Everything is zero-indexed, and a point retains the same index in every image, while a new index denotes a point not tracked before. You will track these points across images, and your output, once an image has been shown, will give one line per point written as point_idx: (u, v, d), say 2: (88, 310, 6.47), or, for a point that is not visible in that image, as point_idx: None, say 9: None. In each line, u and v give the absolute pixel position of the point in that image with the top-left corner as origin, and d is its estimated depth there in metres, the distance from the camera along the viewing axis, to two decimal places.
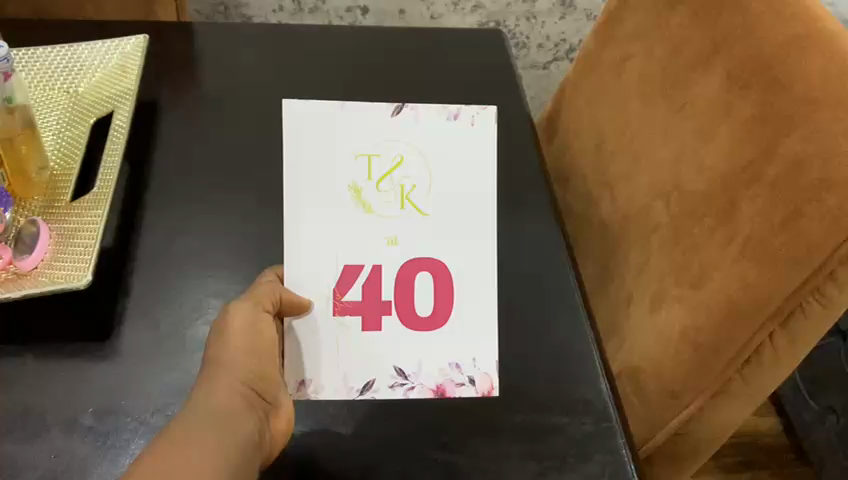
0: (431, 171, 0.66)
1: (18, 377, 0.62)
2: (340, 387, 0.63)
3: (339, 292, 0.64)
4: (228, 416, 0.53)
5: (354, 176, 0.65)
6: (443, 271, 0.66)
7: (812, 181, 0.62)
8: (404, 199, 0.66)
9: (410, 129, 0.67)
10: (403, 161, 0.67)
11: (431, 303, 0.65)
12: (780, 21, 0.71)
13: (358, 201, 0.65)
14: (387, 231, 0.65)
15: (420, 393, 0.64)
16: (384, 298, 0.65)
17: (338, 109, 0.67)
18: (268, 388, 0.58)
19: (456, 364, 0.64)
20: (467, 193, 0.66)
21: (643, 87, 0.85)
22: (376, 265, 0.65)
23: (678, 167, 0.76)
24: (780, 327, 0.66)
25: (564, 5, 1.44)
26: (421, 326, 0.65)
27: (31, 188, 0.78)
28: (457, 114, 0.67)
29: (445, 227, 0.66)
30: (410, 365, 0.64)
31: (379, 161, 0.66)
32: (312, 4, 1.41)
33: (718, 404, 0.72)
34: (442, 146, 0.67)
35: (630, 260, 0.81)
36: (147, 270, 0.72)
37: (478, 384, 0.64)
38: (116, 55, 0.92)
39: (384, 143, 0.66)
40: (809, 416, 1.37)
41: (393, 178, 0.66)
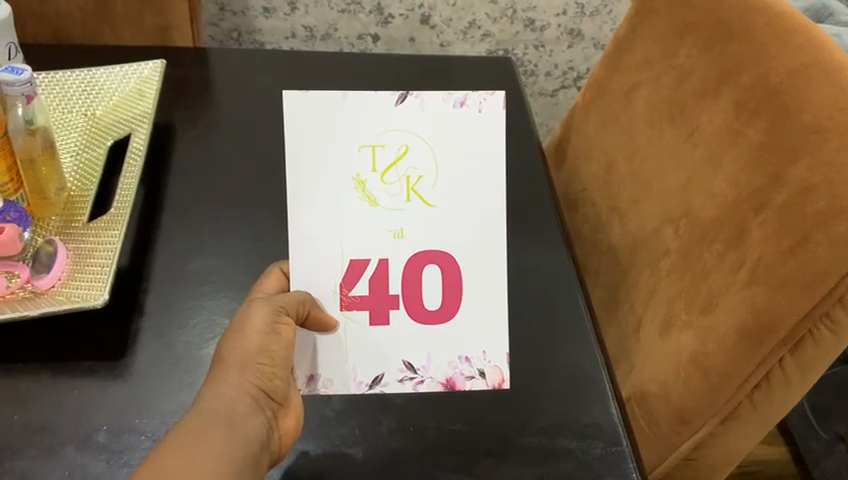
0: (439, 159, 0.60)
1: (32, 394, 0.63)
2: (348, 380, 0.61)
3: (345, 288, 0.61)
4: (236, 417, 0.53)
5: (357, 167, 0.60)
6: (452, 265, 0.62)
7: (821, 206, 0.62)
8: (411, 190, 0.60)
9: (417, 117, 0.60)
10: (410, 150, 0.60)
11: (441, 295, 0.62)
12: (788, 51, 0.72)
13: (361, 194, 0.60)
14: (391, 224, 0.61)
15: (430, 387, 0.62)
16: (392, 292, 0.61)
17: (339, 96, 0.59)
18: (278, 388, 0.58)
19: (466, 356, 0.62)
20: (478, 185, 0.61)
21: (652, 115, 0.86)
22: (381, 259, 0.61)
23: (687, 194, 0.77)
24: (789, 353, 0.66)
25: (572, 34, 1.46)
26: (430, 318, 0.62)
27: (49, 208, 0.79)
28: (466, 101, 0.60)
29: (457, 225, 0.61)
30: (418, 359, 0.62)
31: (383, 152, 0.60)
32: (324, 31, 1.43)
33: (729, 428, 0.71)
34: (453, 134, 0.60)
35: (640, 285, 0.82)
36: (158, 291, 0.72)
37: (488, 377, 0.63)
38: (134, 80, 0.94)
39: (389, 130, 0.60)
40: (818, 445, 1.35)
41: (399, 169, 0.60)
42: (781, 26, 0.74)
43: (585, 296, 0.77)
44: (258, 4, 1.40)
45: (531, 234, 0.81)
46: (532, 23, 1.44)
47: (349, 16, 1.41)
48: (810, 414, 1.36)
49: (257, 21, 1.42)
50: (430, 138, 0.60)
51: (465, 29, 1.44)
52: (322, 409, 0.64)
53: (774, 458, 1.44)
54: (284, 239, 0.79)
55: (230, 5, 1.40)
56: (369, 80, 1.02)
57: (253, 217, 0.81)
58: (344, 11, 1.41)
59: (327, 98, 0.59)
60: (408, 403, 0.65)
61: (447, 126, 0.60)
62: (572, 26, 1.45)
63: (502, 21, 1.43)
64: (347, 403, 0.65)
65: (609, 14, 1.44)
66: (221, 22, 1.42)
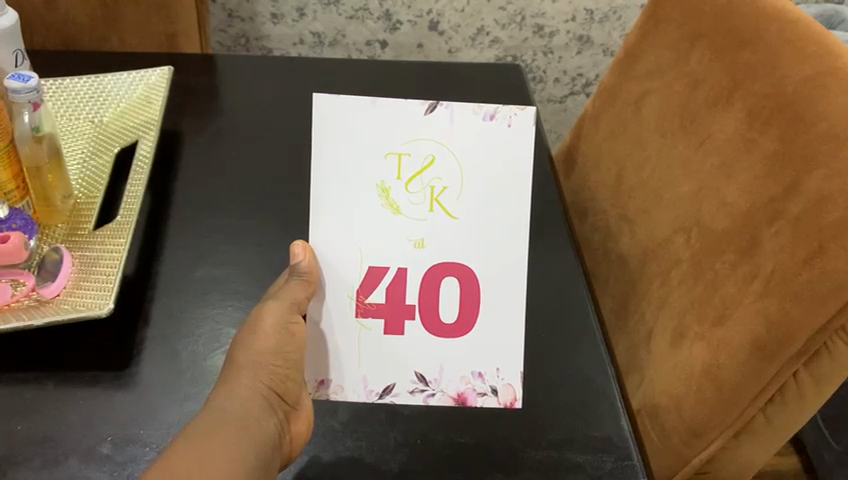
0: (465, 170, 0.59)
1: (37, 404, 0.62)
2: (359, 388, 0.60)
3: (361, 294, 0.60)
4: (248, 419, 0.53)
5: (381, 174, 0.59)
6: (472, 278, 0.61)
7: (837, 217, 0.61)
8: (434, 200, 0.59)
9: (445, 127, 0.59)
10: (436, 161, 0.59)
11: (457, 309, 0.61)
12: (802, 59, 0.71)
13: (383, 201, 0.59)
14: (413, 233, 0.60)
15: (439, 400, 0.61)
16: (408, 302, 0.61)
17: (367, 101, 0.58)
18: (290, 389, 0.57)
19: (479, 372, 0.61)
20: (501, 200, 0.60)
21: (663, 123, 0.85)
22: (401, 268, 0.60)
23: (699, 203, 0.76)
24: (803, 365, 0.65)
25: (582, 40, 1.46)
26: (445, 332, 0.61)
27: (55, 216, 0.78)
28: (496, 114, 0.59)
29: (477, 237, 0.60)
30: (431, 372, 0.61)
31: (409, 160, 0.59)
32: (332, 37, 1.43)
33: (741, 443, 0.72)
34: (480, 146, 0.59)
35: (651, 294, 0.81)
36: (166, 300, 0.72)
37: (501, 395, 0.61)
38: (140, 86, 0.94)
39: (416, 139, 0.59)
40: (831, 457, 1.33)
41: (423, 179, 0.59)
42: (794, 33, 0.74)
43: (595, 306, 0.76)
44: (266, 10, 1.40)
45: (540, 243, 0.80)
46: (541, 29, 1.43)
47: (357, 22, 1.41)
48: (822, 425, 1.35)
49: (265, 27, 1.42)
50: (457, 149, 0.59)
51: (474, 35, 1.43)
52: (328, 421, 0.63)
53: (785, 470, 1.42)
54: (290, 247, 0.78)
55: (237, 11, 1.40)
56: (377, 86, 1.01)
57: (260, 225, 0.80)
58: (352, 17, 1.40)
59: (357, 103, 0.58)
60: (415, 414, 0.64)
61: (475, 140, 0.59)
62: (581, 33, 1.44)
63: (511, 27, 1.42)
64: (353, 416, 0.64)
65: (618, 21, 1.43)
66: (229, 28, 1.42)
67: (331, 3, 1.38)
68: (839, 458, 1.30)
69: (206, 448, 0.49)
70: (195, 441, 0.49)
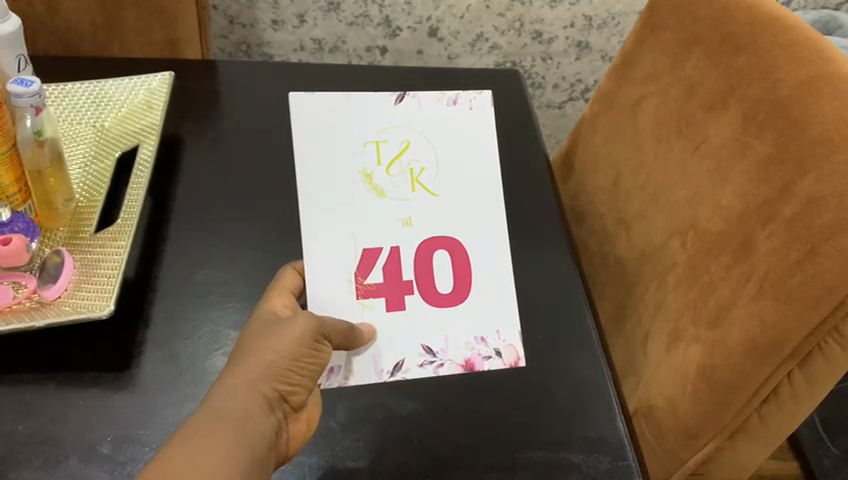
0: (438, 152, 0.66)
1: (38, 404, 0.63)
2: (370, 370, 0.63)
3: (360, 277, 0.63)
4: (245, 419, 0.51)
5: (364, 162, 0.64)
6: (459, 249, 0.66)
7: (829, 219, 0.62)
8: (415, 181, 0.65)
9: (415, 114, 0.66)
10: (411, 145, 0.66)
11: (452, 279, 0.65)
12: (796, 63, 0.71)
13: (369, 186, 0.64)
14: (400, 213, 0.64)
15: (450, 370, 0.63)
16: (405, 278, 0.64)
17: (342, 97, 0.65)
18: (297, 392, 0.56)
19: (480, 336, 0.64)
20: (472, 175, 0.66)
21: (659, 127, 0.86)
22: (392, 247, 0.64)
23: (695, 206, 0.77)
24: (797, 366, 0.66)
25: (580, 46, 1.47)
26: (445, 302, 0.64)
27: (57, 219, 0.79)
28: (457, 99, 0.67)
29: (456, 211, 0.66)
30: (437, 342, 0.64)
31: (386, 146, 0.65)
32: (332, 44, 1.44)
33: (736, 443, 0.73)
34: (448, 128, 0.66)
35: (647, 297, 0.81)
36: (166, 302, 0.72)
37: (504, 356, 0.64)
38: (142, 91, 0.95)
39: (389, 127, 0.65)
40: (829, 462, 1.33)
41: (402, 162, 0.65)
42: (789, 37, 0.74)
43: (592, 309, 0.77)
44: (267, 17, 1.41)
45: (538, 246, 0.81)
46: (540, 35, 1.44)
47: (357, 28, 1.42)
48: (821, 430, 1.34)
49: (266, 33, 1.43)
50: (427, 134, 0.66)
51: (473, 41, 1.44)
52: (327, 421, 0.63)
53: (786, 474, 1.41)
54: (290, 250, 0.79)
55: (239, 18, 1.41)
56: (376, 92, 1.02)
57: (260, 228, 0.81)
58: (352, 24, 1.41)
59: (332, 99, 0.65)
60: (413, 415, 0.65)
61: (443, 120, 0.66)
62: (580, 38, 1.45)
63: (510, 33, 1.43)
64: (351, 416, 0.64)
65: (617, 26, 1.44)
66: (231, 34, 1.43)
67: (332, 9, 1.39)
68: (837, 461, 1.32)
69: (205, 449, 0.48)
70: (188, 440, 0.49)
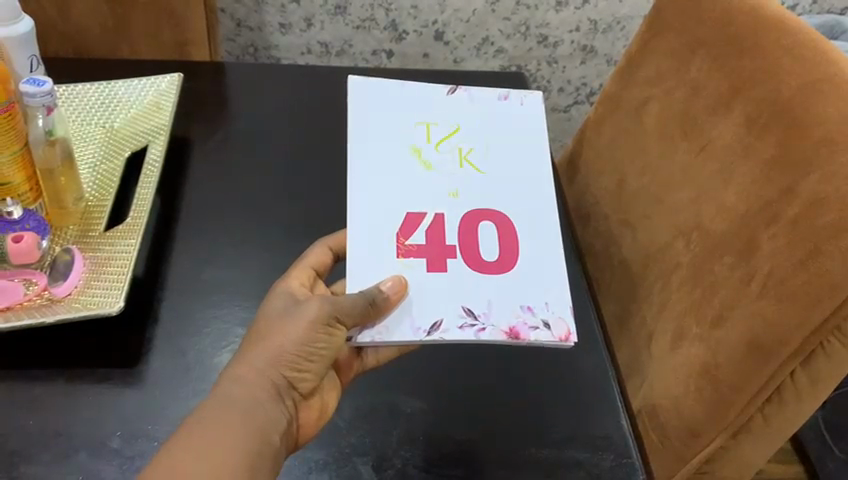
0: (487, 138, 0.72)
1: (48, 400, 0.63)
2: (406, 327, 0.59)
3: (402, 237, 0.63)
4: (253, 408, 0.53)
5: (415, 139, 0.70)
6: (507, 225, 0.66)
7: (832, 219, 0.62)
8: (463, 159, 0.70)
9: (466, 104, 0.75)
10: (461, 130, 0.72)
11: (498, 250, 0.64)
12: (799, 66, 0.72)
13: (418, 158, 0.69)
14: (449, 184, 0.67)
15: (492, 335, 0.59)
16: (448, 243, 0.64)
17: (398, 84, 0.75)
18: (307, 379, 0.57)
19: (527, 307, 0.61)
20: (519, 161, 0.71)
21: (663, 129, 0.87)
22: (438, 214, 0.65)
23: (699, 208, 0.77)
24: (801, 365, 0.67)
25: (585, 50, 1.47)
26: (489, 269, 0.63)
27: (67, 218, 0.80)
28: (509, 97, 0.76)
29: (504, 188, 0.68)
30: (478, 307, 0.60)
31: (437, 129, 0.71)
32: (339, 47, 1.45)
33: (739, 442, 0.73)
34: (497, 118, 0.73)
35: (651, 297, 0.82)
36: (176, 299, 0.73)
37: (554, 330, 0.60)
38: (151, 92, 0.96)
39: (444, 114, 0.73)
40: (835, 466, 1.32)
41: (451, 142, 0.70)
42: (792, 40, 0.75)
43: (596, 308, 0.78)
44: (275, 20, 1.42)
45: None
46: (546, 39, 1.45)
47: (364, 32, 1.43)
48: (825, 432, 1.34)
49: (273, 37, 1.44)
50: (476, 122, 0.73)
51: (479, 45, 1.45)
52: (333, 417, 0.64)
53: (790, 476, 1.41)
54: (297, 250, 0.80)
55: (246, 21, 1.42)
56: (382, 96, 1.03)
57: (268, 228, 0.82)
58: (359, 27, 1.42)
59: (389, 86, 0.74)
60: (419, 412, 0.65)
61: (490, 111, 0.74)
62: (585, 43, 1.46)
63: (516, 37, 1.44)
64: (356, 413, 0.65)
65: (622, 31, 1.45)
66: (238, 37, 1.45)
67: (339, 13, 1.40)
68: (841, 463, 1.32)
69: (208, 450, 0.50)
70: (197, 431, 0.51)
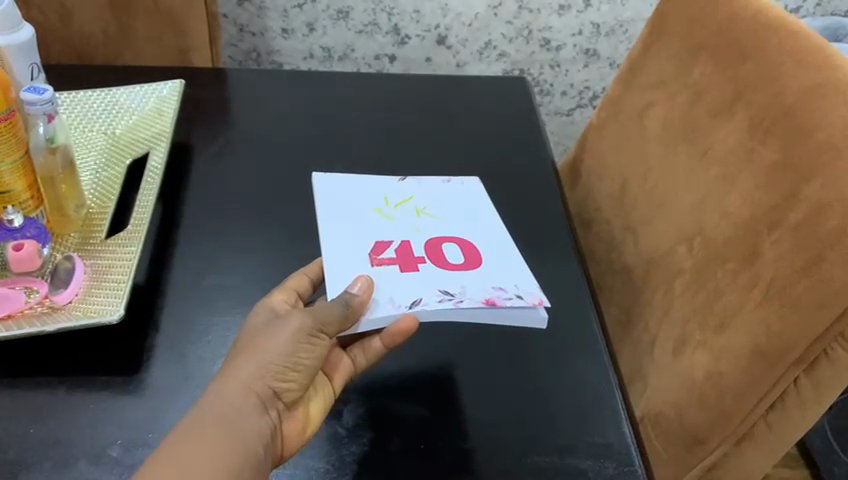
0: (440, 199, 0.78)
1: (49, 409, 0.63)
2: (388, 306, 0.62)
3: (374, 255, 0.67)
4: (237, 417, 0.52)
5: (375, 203, 0.76)
6: (468, 245, 0.71)
7: (836, 225, 0.62)
8: (420, 212, 0.75)
9: (417, 183, 0.80)
10: (415, 196, 0.78)
11: (463, 256, 0.68)
12: (801, 70, 0.72)
13: (380, 213, 0.74)
14: (411, 225, 0.72)
15: (471, 303, 0.62)
16: (417, 255, 0.68)
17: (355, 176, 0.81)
18: (290, 390, 0.56)
19: (498, 287, 0.64)
20: (472, 214, 0.76)
21: (665, 133, 0.86)
22: (403, 241, 0.70)
23: (702, 213, 0.77)
24: (804, 372, 0.66)
25: (588, 53, 1.47)
26: (458, 266, 0.67)
27: (69, 225, 0.80)
28: (451, 178, 0.82)
29: (461, 228, 0.73)
30: (453, 288, 0.63)
31: (393, 197, 0.77)
32: (341, 52, 1.45)
33: (743, 450, 0.72)
34: (446, 190, 0.80)
35: (654, 303, 0.81)
36: (175, 307, 0.73)
37: (527, 298, 0.63)
38: (153, 99, 0.97)
39: (399, 187, 0.79)
40: (840, 471, 1.31)
41: (406, 204, 0.76)
42: (794, 44, 0.74)
43: (599, 314, 0.77)
44: (277, 25, 1.42)
45: (540, 253, 0.82)
46: (548, 43, 1.45)
47: (366, 37, 1.43)
48: (830, 435, 1.33)
49: (276, 42, 1.44)
50: (429, 190, 0.79)
51: (481, 49, 1.45)
52: (335, 426, 0.64)
53: None
54: (298, 256, 0.79)
55: (249, 26, 1.42)
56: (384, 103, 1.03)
57: (268, 234, 0.82)
58: (361, 32, 1.43)
59: (348, 177, 0.81)
60: (420, 420, 0.65)
61: (437, 186, 0.80)
62: (588, 46, 1.46)
63: (518, 41, 1.44)
64: (359, 420, 0.65)
65: (625, 34, 1.44)
66: (241, 42, 1.45)
67: (341, 18, 1.41)
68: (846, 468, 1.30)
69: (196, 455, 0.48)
70: (180, 443, 0.49)
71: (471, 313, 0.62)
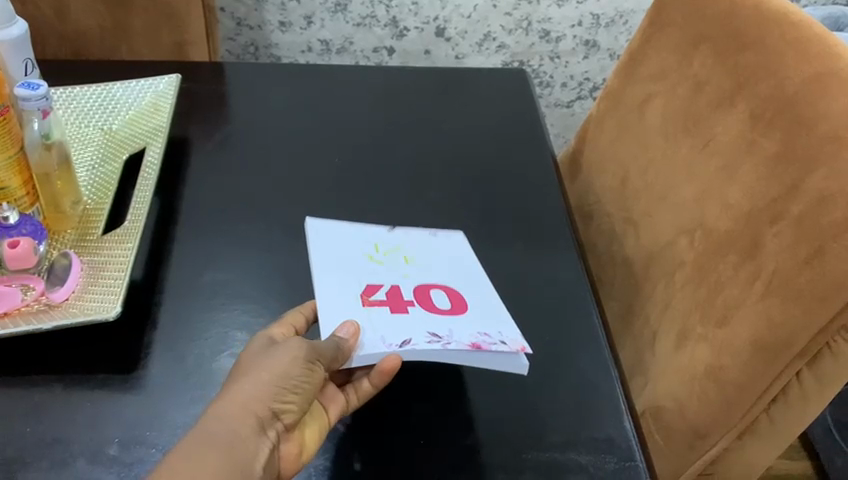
0: (427, 248, 0.74)
1: (47, 407, 0.63)
2: (378, 343, 0.60)
3: (365, 296, 0.65)
4: (234, 439, 0.50)
5: (366, 246, 0.73)
6: (455, 292, 0.68)
7: (838, 217, 0.61)
8: (409, 260, 0.72)
9: (402, 237, 0.75)
10: (403, 245, 0.74)
11: (450, 303, 0.66)
12: (803, 60, 0.71)
13: (369, 257, 0.71)
14: (399, 271, 0.70)
15: (458, 346, 0.59)
16: (406, 299, 0.65)
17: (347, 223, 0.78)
18: (289, 411, 0.55)
19: (485, 331, 0.62)
20: (456, 263, 0.73)
21: (665, 125, 0.86)
22: (393, 285, 0.67)
23: (703, 206, 0.76)
24: (807, 366, 0.65)
25: (588, 45, 1.46)
26: (447, 311, 0.64)
27: (65, 222, 0.79)
28: (436, 232, 0.77)
29: (448, 276, 0.70)
30: (441, 330, 0.61)
31: (382, 245, 0.73)
32: (339, 45, 1.44)
33: (745, 444, 0.72)
34: (427, 245, 0.75)
35: (655, 297, 0.81)
36: (173, 302, 0.73)
37: (510, 344, 0.60)
38: (149, 94, 0.96)
39: (390, 236, 0.75)
40: (842, 462, 1.31)
41: (396, 250, 0.73)
42: (795, 33, 0.74)
43: (599, 309, 0.77)
44: (274, 18, 1.41)
45: (540, 248, 0.81)
46: (547, 35, 1.44)
47: (365, 29, 1.42)
48: (832, 427, 1.33)
49: (273, 35, 1.43)
50: (416, 239, 0.75)
51: (480, 41, 1.44)
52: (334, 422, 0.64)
53: (797, 473, 1.40)
54: (296, 251, 0.79)
55: (246, 20, 1.41)
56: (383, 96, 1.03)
57: (265, 230, 0.81)
58: (359, 25, 1.42)
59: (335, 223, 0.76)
60: (420, 414, 0.65)
61: (422, 239, 0.75)
62: (588, 37, 1.45)
63: (517, 32, 1.43)
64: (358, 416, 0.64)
65: (625, 25, 1.43)
66: (238, 36, 1.44)
67: (339, 11, 1.40)
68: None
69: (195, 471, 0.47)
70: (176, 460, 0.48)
71: (459, 355, 0.60)
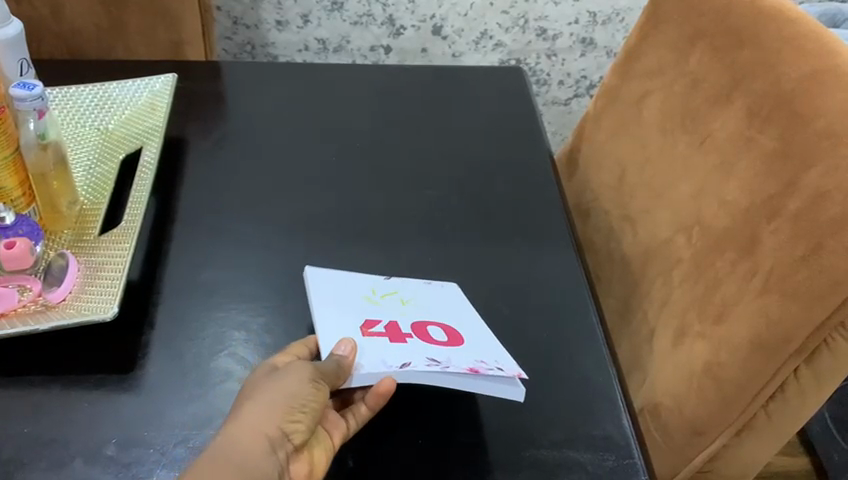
0: (424, 288, 0.73)
1: (45, 408, 0.63)
2: (379, 365, 0.59)
3: (364, 329, 0.64)
4: (246, 459, 0.50)
5: (366, 283, 0.72)
6: (451, 329, 0.66)
7: (836, 213, 0.61)
8: (406, 300, 0.70)
9: (398, 280, 0.74)
10: (399, 288, 0.72)
11: (448, 336, 0.65)
12: (800, 56, 0.71)
13: (368, 296, 0.70)
14: (398, 310, 0.68)
15: (455, 370, 0.59)
16: (405, 332, 0.65)
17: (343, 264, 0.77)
18: (299, 430, 0.54)
19: (481, 358, 0.61)
20: (452, 303, 0.71)
21: (663, 122, 0.86)
22: (391, 321, 0.66)
23: (700, 203, 0.76)
24: (804, 362, 0.66)
25: (585, 42, 1.46)
26: (445, 342, 0.64)
27: (62, 222, 0.79)
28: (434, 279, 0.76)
29: (445, 313, 0.69)
30: (439, 357, 0.61)
31: (380, 286, 0.72)
32: (336, 43, 1.44)
33: (742, 441, 0.72)
34: (419, 285, 0.73)
35: (652, 294, 0.81)
36: (171, 302, 0.73)
37: (507, 370, 0.60)
38: (145, 94, 0.96)
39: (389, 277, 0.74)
40: (841, 459, 1.31)
41: (394, 290, 0.72)
42: (792, 30, 0.74)
43: (597, 306, 0.77)
44: (271, 17, 1.41)
45: (538, 247, 0.81)
46: (544, 32, 1.44)
47: (361, 28, 1.42)
48: (830, 424, 1.33)
49: (270, 34, 1.43)
50: (412, 281, 0.74)
51: (477, 39, 1.44)
52: None
53: (795, 470, 1.40)
54: (293, 251, 0.79)
55: (243, 19, 1.41)
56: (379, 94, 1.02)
57: (263, 229, 0.81)
58: (356, 23, 1.41)
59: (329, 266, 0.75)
60: (419, 412, 0.65)
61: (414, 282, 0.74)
62: (584, 35, 1.45)
63: (514, 30, 1.43)
64: None
65: (621, 22, 1.43)
66: (235, 35, 1.44)
67: (335, 9, 1.39)
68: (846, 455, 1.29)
69: None
70: None
71: (456, 379, 0.59)
